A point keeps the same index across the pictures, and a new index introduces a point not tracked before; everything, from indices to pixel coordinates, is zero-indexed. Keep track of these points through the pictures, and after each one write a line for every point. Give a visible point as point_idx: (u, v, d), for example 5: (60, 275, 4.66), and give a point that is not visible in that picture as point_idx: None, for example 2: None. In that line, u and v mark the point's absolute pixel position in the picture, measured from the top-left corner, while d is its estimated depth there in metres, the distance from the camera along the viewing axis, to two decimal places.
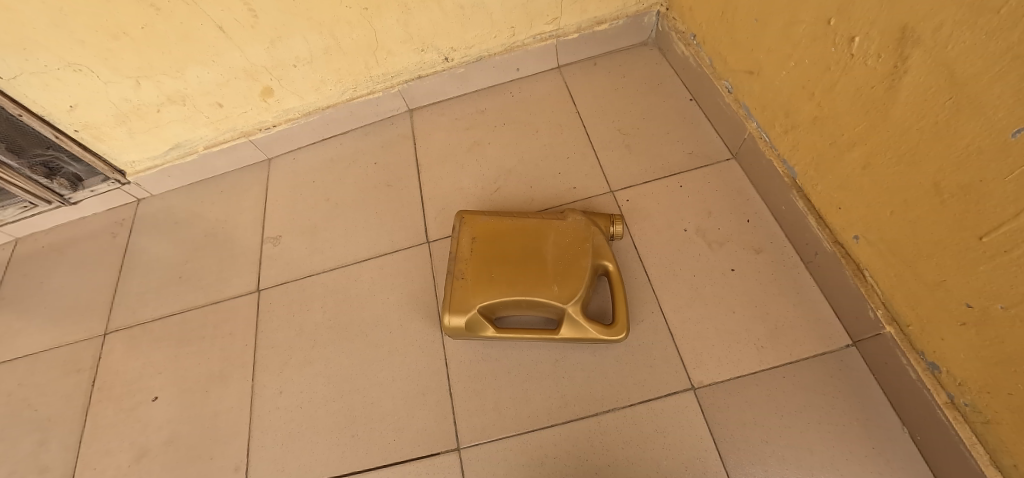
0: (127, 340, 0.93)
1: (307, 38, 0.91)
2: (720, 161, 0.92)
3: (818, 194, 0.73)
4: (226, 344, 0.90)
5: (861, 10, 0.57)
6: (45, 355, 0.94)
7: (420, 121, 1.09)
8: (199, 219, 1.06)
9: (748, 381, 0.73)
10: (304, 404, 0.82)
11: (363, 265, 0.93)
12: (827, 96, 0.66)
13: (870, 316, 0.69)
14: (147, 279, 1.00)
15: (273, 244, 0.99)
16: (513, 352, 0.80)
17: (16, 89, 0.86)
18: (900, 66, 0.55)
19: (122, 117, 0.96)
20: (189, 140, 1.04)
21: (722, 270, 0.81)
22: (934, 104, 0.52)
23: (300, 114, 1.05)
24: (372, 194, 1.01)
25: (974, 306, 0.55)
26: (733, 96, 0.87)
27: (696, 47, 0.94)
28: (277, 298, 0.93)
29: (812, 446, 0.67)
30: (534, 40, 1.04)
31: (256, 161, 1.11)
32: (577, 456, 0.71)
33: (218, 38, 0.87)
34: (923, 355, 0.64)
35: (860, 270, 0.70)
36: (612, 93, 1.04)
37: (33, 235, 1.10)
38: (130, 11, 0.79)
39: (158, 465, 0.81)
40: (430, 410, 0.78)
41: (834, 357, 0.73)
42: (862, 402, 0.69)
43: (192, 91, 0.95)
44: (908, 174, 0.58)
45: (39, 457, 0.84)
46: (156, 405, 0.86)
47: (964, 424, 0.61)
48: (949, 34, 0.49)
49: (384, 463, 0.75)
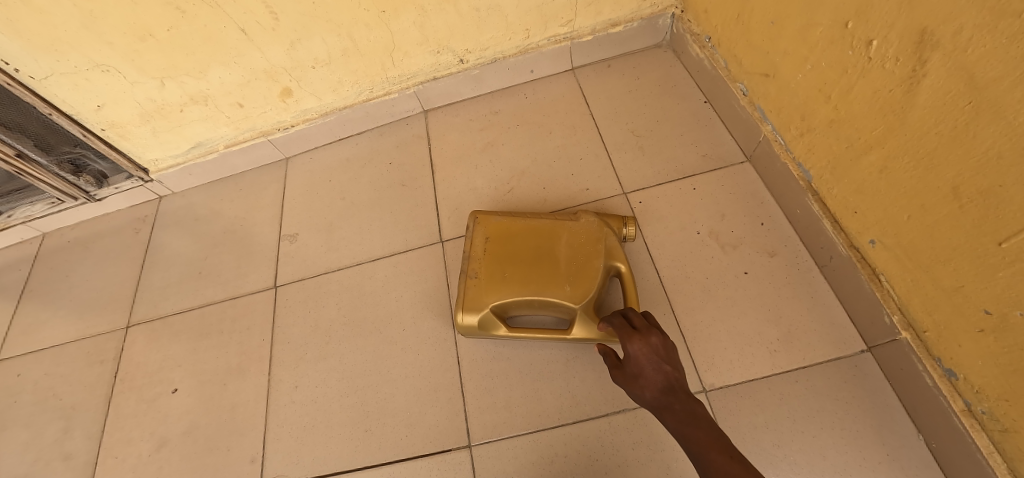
0: (148, 333, 0.96)
1: (326, 40, 0.93)
2: (734, 164, 0.91)
3: (833, 197, 0.73)
4: (244, 337, 0.92)
5: (880, 12, 0.57)
6: (69, 346, 0.97)
7: (434, 121, 1.10)
8: (218, 216, 1.08)
9: (760, 385, 0.72)
10: (318, 398, 0.83)
11: (378, 263, 0.94)
12: (844, 100, 0.65)
13: (885, 321, 0.68)
14: (168, 273, 1.03)
15: (291, 241, 1.01)
16: (524, 352, 0.81)
17: (47, 88, 0.89)
18: (918, 69, 0.54)
19: (147, 116, 0.98)
20: (210, 139, 1.06)
21: (736, 273, 0.81)
22: (953, 107, 0.52)
23: (317, 114, 1.07)
24: (387, 194, 1.03)
25: (993, 313, 0.54)
26: (749, 99, 0.87)
27: (711, 48, 0.94)
28: (293, 294, 0.94)
29: (824, 451, 0.67)
30: (548, 42, 1.05)
31: (275, 161, 1.13)
32: (588, 456, 0.72)
33: (241, 39, 0.89)
34: (940, 362, 0.63)
35: (875, 274, 0.69)
36: (627, 94, 1.04)
37: (60, 230, 1.13)
38: (157, 13, 0.82)
39: (177, 455, 0.83)
40: (442, 407, 0.79)
41: (848, 362, 0.72)
42: (877, 407, 0.69)
43: (214, 91, 0.97)
44: (927, 177, 0.57)
45: (63, 444, 0.87)
46: (176, 396, 0.88)
47: (981, 432, 0.60)
48: (969, 38, 0.48)
49: (396, 459, 0.76)
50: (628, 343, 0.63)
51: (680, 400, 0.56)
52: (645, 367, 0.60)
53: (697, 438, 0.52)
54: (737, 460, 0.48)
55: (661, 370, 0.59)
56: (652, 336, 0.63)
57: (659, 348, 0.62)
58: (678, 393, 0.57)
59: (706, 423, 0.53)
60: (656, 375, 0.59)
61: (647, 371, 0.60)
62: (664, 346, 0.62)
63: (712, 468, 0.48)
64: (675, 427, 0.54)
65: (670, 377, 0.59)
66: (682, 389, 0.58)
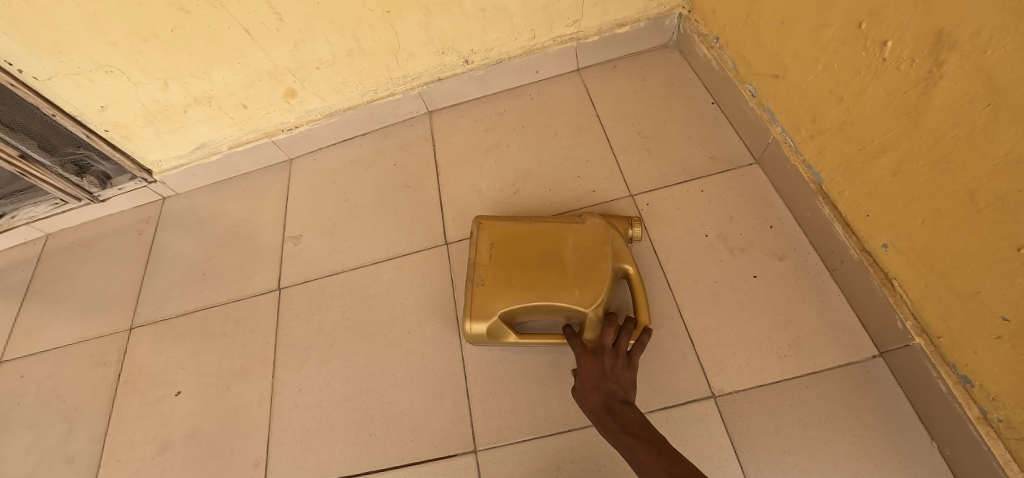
0: (152, 335, 0.95)
1: (330, 40, 0.92)
2: (742, 166, 0.90)
3: (844, 200, 0.72)
4: (247, 340, 0.91)
5: (895, 13, 0.56)
6: (72, 347, 0.97)
7: (439, 123, 1.09)
8: (221, 218, 1.08)
9: (770, 390, 0.71)
10: (323, 402, 0.82)
11: (382, 265, 0.94)
12: (856, 101, 0.64)
13: (898, 327, 0.67)
14: (171, 275, 1.02)
15: (294, 243, 1.01)
16: (530, 356, 0.80)
17: (50, 89, 0.89)
18: (934, 71, 0.54)
19: (150, 117, 0.98)
20: (214, 139, 1.06)
21: (745, 276, 0.80)
22: (971, 110, 0.51)
23: (321, 115, 1.07)
24: (392, 195, 1.02)
25: (1011, 319, 0.53)
26: (757, 100, 0.86)
27: (719, 49, 0.93)
28: (297, 296, 0.94)
29: (835, 458, 0.66)
30: (553, 43, 1.04)
31: (278, 162, 1.13)
32: (595, 461, 0.71)
33: (245, 40, 0.88)
34: (954, 368, 0.62)
35: (888, 278, 0.68)
36: (633, 95, 1.03)
37: (63, 231, 1.13)
38: (160, 14, 0.81)
39: (180, 458, 0.83)
40: (447, 411, 0.78)
41: (859, 367, 0.71)
42: (889, 414, 0.68)
43: (218, 92, 0.96)
44: (941, 181, 0.56)
45: (66, 447, 0.87)
46: (179, 399, 0.88)
47: (997, 440, 0.59)
48: (989, 39, 0.47)
49: (401, 464, 0.75)
50: (580, 361, 0.70)
51: (614, 410, 0.64)
52: (587, 381, 0.68)
53: (625, 443, 0.61)
54: (660, 456, 0.57)
55: (602, 383, 0.67)
56: (602, 353, 0.70)
57: (605, 364, 0.68)
58: (613, 403, 0.65)
59: (633, 428, 0.61)
60: (596, 388, 0.67)
61: (589, 384, 0.67)
62: (612, 362, 0.68)
63: (637, 466, 0.58)
64: (609, 435, 0.63)
65: (610, 389, 0.66)
66: (618, 399, 0.65)
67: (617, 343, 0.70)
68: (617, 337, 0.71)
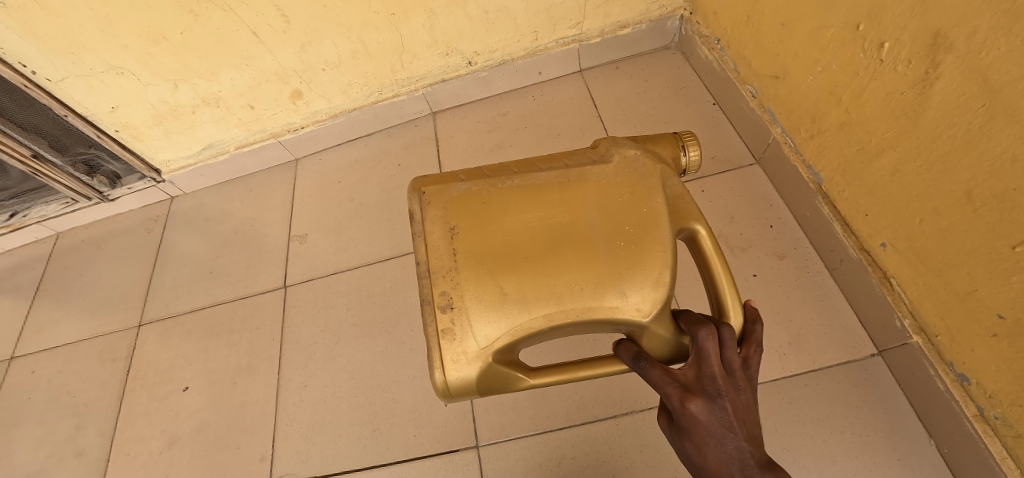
0: (160, 332, 0.97)
1: (336, 42, 0.94)
2: (743, 166, 0.91)
3: (844, 200, 0.72)
4: (253, 337, 0.92)
5: (892, 15, 0.57)
6: (83, 343, 0.98)
7: (442, 123, 1.11)
8: (228, 217, 1.09)
9: (769, 389, 0.72)
10: (327, 398, 0.84)
11: (386, 264, 0.95)
12: (856, 101, 0.65)
13: (897, 326, 0.68)
14: (179, 273, 1.04)
15: (300, 242, 1.02)
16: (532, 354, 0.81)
17: (63, 90, 0.91)
18: (931, 72, 0.54)
19: (160, 118, 1.00)
20: (222, 140, 1.07)
21: (744, 276, 0.81)
22: (967, 110, 0.52)
23: (326, 115, 1.08)
24: (395, 195, 1.03)
25: (1006, 317, 0.54)
26: (758, 101, 0.86)
27: (720, 50, 0.94)
28: (302, 294, 0.95)
29: (834, 456, 0.67)
30: (556, 44, 1.05)
31: (285, 161, 1.14)
32: (596, 458, 0.72)
33: (253, 42, 0.90)
34: (952, 366, 0.63)
35: (886, 277, 0.69)
36: (635, 96, 1.04)
37: (73, 229, 1.15)
38: (170, 17, 0.83)
39: (187, 453, 0.84)
40: (450, 408, 0.79)
41: (858, 366, 0.71)
42: (888, 412, 0.68)
43: (226, 93, 0.98)
44: (940, 180, 0.57)
45: (76, 441, 0.88)
46: (187, 394, 0.89)
47: (993, 438, 0.59)
48: (984, 40, 0.48)
49: (404, 458, 0.77)
50: (681, 410, 0.42)
51: None
52: (704, 444, 0.41)
53: None
54: None
55: (728, 444, 0.41)
56: (716, 388, 0.42)
57: (726, 410, 0.42)
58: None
59: None
60: (721, 454, 0.41)
61: (708, 449, 0.41)
62: (734, 402, 0.42)
63: None
64: None
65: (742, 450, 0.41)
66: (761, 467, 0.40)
67: (732, 366, 0.43)
68: (725, 355, 0.44)
